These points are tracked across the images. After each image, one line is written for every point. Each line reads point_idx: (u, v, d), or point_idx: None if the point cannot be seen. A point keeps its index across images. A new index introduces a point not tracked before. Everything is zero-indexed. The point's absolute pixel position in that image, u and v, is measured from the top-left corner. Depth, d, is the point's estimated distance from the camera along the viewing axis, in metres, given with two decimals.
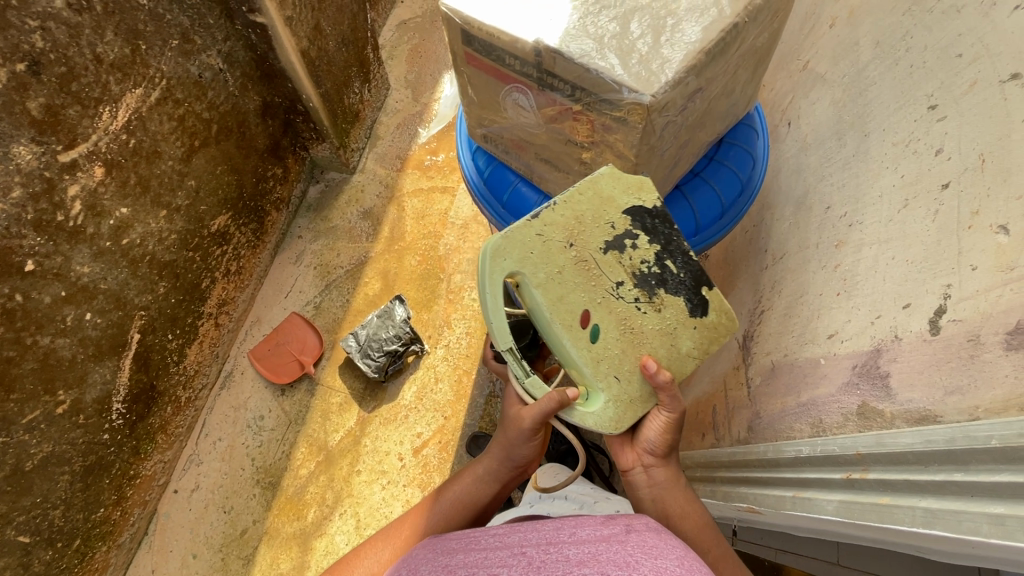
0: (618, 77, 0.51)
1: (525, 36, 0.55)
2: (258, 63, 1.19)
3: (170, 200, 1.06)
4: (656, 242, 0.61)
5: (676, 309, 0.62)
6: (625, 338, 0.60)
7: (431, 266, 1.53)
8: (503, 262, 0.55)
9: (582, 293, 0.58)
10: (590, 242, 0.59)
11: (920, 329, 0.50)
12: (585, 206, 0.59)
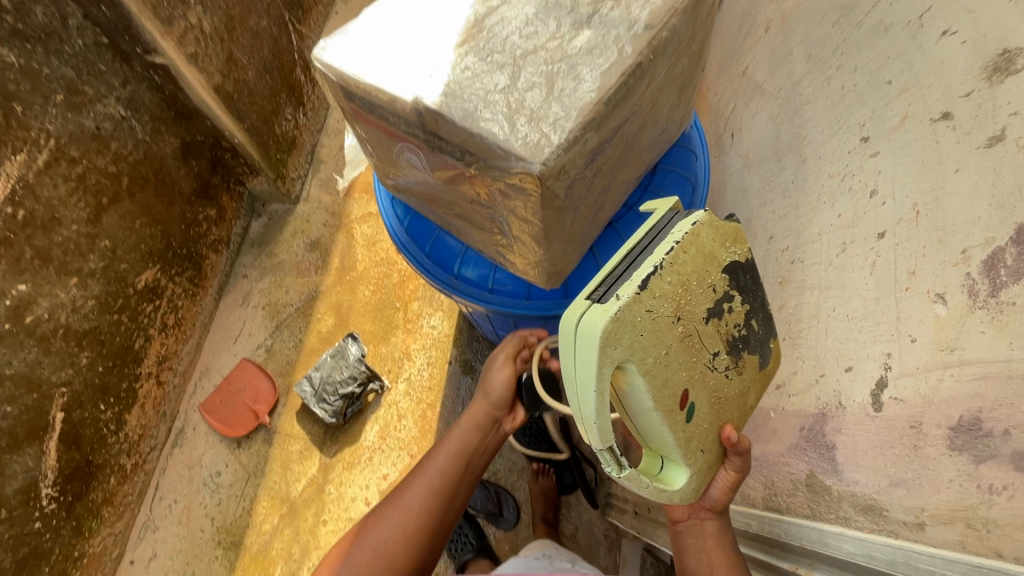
0: (504, 143, 0.45)
1: (402, 94, 0.48)
2: (170, 103, 1.10)
3: (81, 267, 0.99)
4: (747, 298, 0.50)
5: (753, 368, 0.53)
6: (713, 411, 0.51)
7: (387, 295, 1.43)
8: (614, 351, 0.41)
9: (682, 371, 0.47)
10: (696, 311, 0.47)
11: (862, 400, 0.44)
12: (689, 266, 0.45)
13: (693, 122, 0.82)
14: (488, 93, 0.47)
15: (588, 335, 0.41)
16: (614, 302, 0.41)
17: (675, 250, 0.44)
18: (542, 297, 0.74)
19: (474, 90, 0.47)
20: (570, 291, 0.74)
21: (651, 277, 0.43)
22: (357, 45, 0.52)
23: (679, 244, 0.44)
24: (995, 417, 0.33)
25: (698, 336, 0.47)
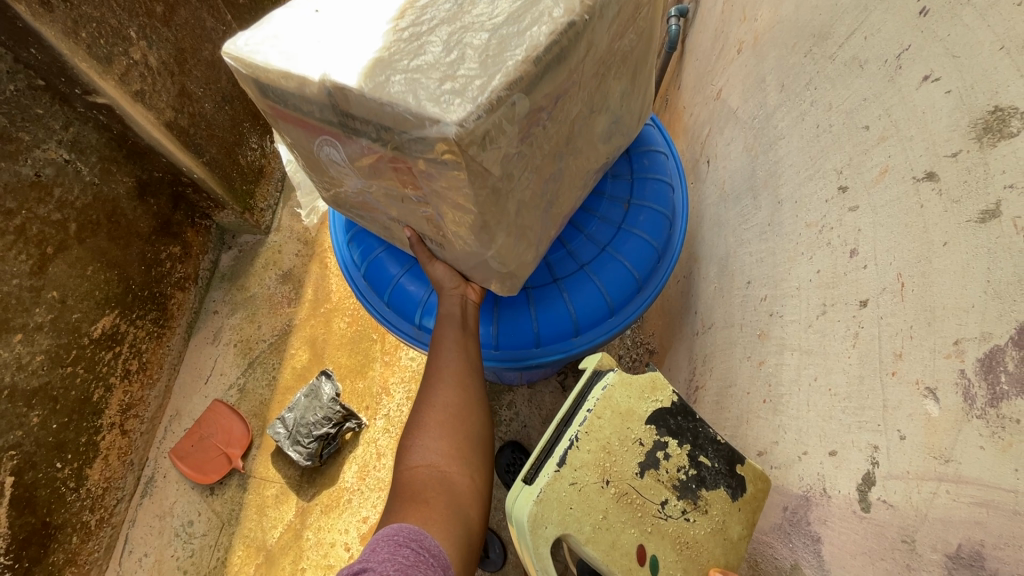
0: (416, 110, 0.36)
1: (308, 74, 0.39)
2: (120, 142, 1.05)
3: (25, 322, 0.94)
4: (683, 437, 0.49)
5: (723, 501, 0.48)
6: (686, 561, 0.46)
7: (364, 326, 1.38)
8: (546, 530, 0.42)
9: (630, 529, 0.45)
10: (624, 469, 0.46)
11: (849, 493, 0.39)
12: (607, 430, 0.47)
13: (669, 152, 0.77)
14: (409, 61, 0.38)
15: (519, 522, 0.43)
16: (535, 483, 0.44)
17: (589, 417, 0.47)
18: (511, 347, 0.69)
19: (390, 62, 0.38)
20: (541, 338, 0.68)
21: (569, 451, 0.45)
22: (268, 30, 0.43)
23: (593, 411, 0.47)
24: (999, 556, 0.28)
25: (637, 491, 0.46)
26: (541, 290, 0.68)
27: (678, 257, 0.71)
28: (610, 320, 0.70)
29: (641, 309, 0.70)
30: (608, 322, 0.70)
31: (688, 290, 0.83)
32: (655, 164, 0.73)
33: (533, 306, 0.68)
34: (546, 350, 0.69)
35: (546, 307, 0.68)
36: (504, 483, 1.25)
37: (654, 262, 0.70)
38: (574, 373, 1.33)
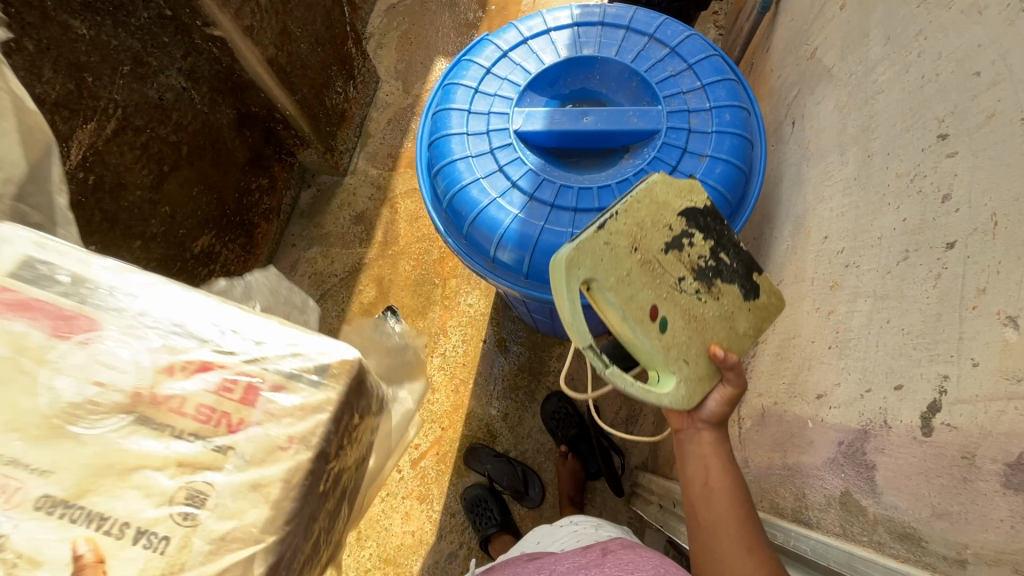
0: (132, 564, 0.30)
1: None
2: (226, 76, 1.14)
3: (144, 231, 1.05)
4: (708, 238, 0.57)
5: (732, 295, 0.58)
6: (691, 329, 0.55)
7: (427, 270, 1.47)
8: (578, 271, 0.48)
9: (649, 288, 0.53)
10: (652, 242, 0.53)
11: (910, 422, 0.42)
12: (643, 212, 0.53)
13: (751, 110, 0.77)
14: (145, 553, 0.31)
15: (557, 262, 0.49)
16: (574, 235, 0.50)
17: (630, 201, 0.53)
18: None
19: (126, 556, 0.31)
20: None
21: (607, 218, 0.51)
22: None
23: (632, 196, 0.53)
24: None
25: (660, 262, 0.54)
26: None
27: (750, 213, 0.73)
28: None
29: None
30: None
31: (757, 249, 0.84)
32: (737, 119, 0.74)
33: None
34: None
35: None
36: (548, 428, 1.31)
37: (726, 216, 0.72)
38: None
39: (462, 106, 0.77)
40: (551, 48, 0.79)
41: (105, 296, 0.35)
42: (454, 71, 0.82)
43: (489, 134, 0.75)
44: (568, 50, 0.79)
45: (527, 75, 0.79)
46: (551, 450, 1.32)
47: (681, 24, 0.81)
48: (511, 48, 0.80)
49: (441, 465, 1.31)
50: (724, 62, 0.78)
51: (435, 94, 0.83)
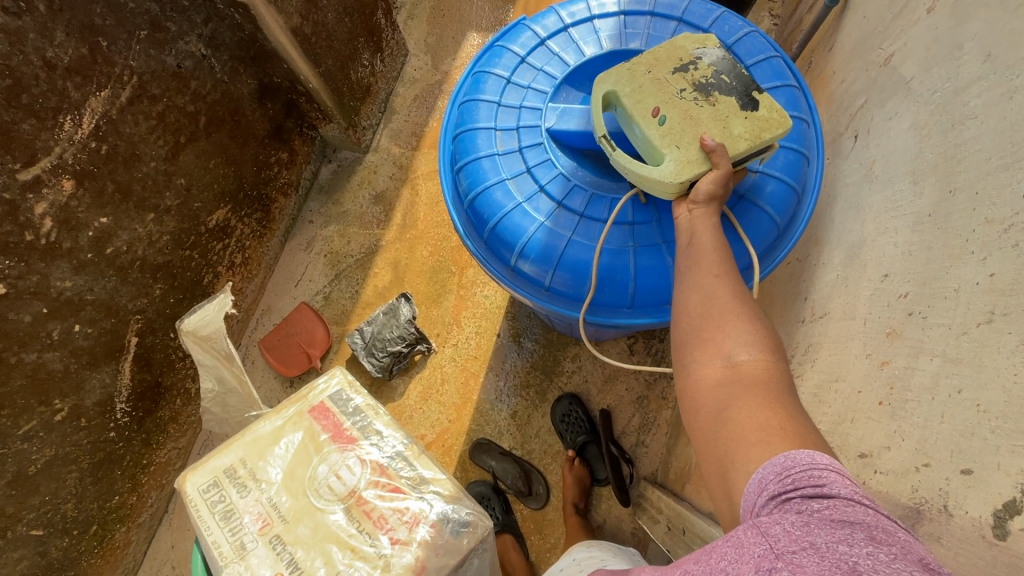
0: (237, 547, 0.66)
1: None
2: (248, 44, 1.08)
3: (157, 203, 1.02)
4: (716, 64, 0.62)
5: (729, 105, 0.59)
6: (688, 124, 0.58)
7: (445, 257, 1.43)
8: (600, 84, 0.65)
9: (655, 90, 0.61)
10: (663, 63, 0.63)
11: (979, 516, 0.36)
12: (663, 46, 0.64)
13: (811, 121, 0.70)
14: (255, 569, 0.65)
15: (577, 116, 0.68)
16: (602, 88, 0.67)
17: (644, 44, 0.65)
18: (602, 305, 0.67)
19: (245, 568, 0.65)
20: (636, 300, 0.66)
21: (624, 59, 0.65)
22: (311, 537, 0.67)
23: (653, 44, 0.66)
24: None
25: (667, 77, 0.62)
26: (645, 250, 0.64)
27: (799, 238, 0.67)
28: None
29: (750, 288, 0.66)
30: None
31: (800, 273, 0.77)
32: (796, 131, 0.67)
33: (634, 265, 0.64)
34: (638, 312, 0.67)
35: (649, 270, 0.64)
36: (557, 430, 1.28)
37: (773, 238, 0.66)
38: (644, 339, 1.31)
39: (492, 97, 0.72)
40: (593, 37, 0.72)
41: (345, 520, 0.67)
42: (486, 57, 0.76)
43: (519, 130, 0.70)
44: (613, 41, 0.72)
45: (566, 66, 0.72)
46: (558, 453, 1.29)
47: (740, 19, 0.73)
48: (549, 35, 0.73)
49: (445, 457, 1.30)
50: (786, 65, 0.71)
51: (463, 81, 0.77)
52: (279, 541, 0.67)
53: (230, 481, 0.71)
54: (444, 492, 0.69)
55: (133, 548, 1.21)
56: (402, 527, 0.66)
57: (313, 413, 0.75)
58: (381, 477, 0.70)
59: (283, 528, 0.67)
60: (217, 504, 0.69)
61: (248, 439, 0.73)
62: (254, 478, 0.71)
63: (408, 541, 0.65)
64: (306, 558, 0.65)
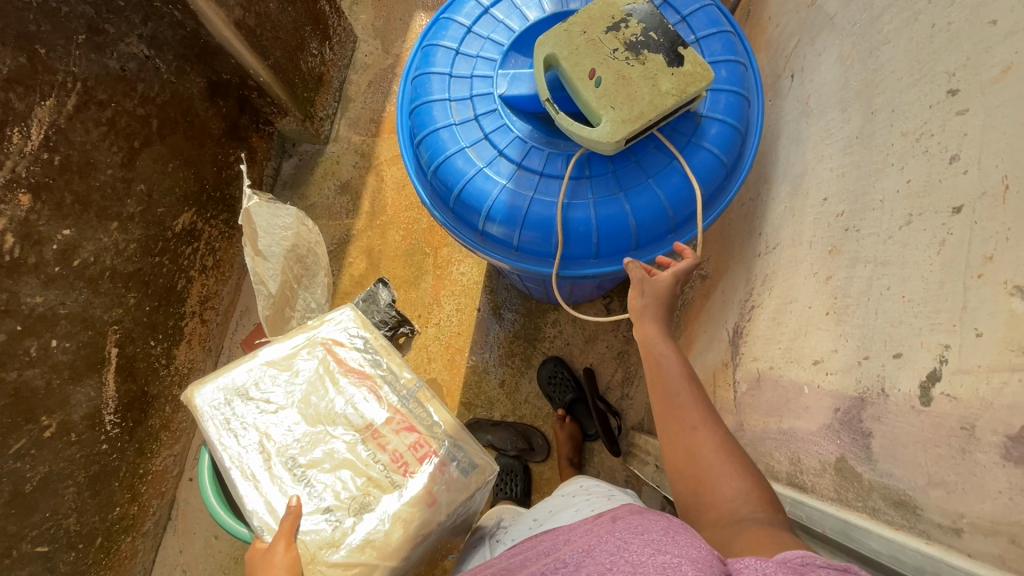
0: (249, 462, 0.71)
1: (255, 496, 0.69)
2: (191, 41, 1.07)
3: (120, 211, 1.01)
4: (645, 19, 0.64)
5: (657, 62, 0.62)
6: (621, 84, 0.62)
7: (417, 239, 1.45)
8: (539, 49, 0.67)
9: (590, 53, 0.64)
10: (595, 23, 0.65)
11: (908, 391, 0.41)
12: (594, 6, 0.66)
13: (748, 64, 0.73)
14: (269, 486, 0.70)
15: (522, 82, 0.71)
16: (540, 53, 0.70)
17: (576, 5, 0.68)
18: (571, 258, 0.70)
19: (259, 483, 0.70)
20: (601, 250, 0.70)
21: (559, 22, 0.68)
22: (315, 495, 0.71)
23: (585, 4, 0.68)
24: None
25: (600, 38, 0.65)
26: (605, 200, 0.67)
27: (747, 174, 0.70)
28: (671, 235, 0.70)
29: (706, 227, 0.69)
30: (668, 238, 0.70)
31: (754, 211, 0.82)
32: (734, 75, 0.70)
33: (597, 216, 0.67)
34: (605, 261, 0.71)
35: (611, 219, 0.67)
36: (545, 393, 1.33)
37: (722, 178, 0.69)
38: (620, 298, 1.36)
39: (443, 69, 0.73)
40: (535, 2, 0.74)
41: (356, 450, 0.73)
42: (433, 31, 0.77)
43: (473, 99, 0.72)
44: (554, 3, 0.74)
45: (511, 33, 0.74)
46: (549, 415, 1.34)
47: None
48: (493, 3, 0.75)
49: None
50: (720, 12, 0.74)
51: (413, 56, 0.78)
52: (294, 462, 0.72)
53: (241, 399, 0.75)
54: (457, 433, 0.75)
55: (141, 557, 1.23)
56: (417, 462, 0.72)
57: (326, 346, 0.79)
58: (396, 413, 0.75)
59: (296, 448, 0.73)
60: (229, 419, 0.74)
61: (260, 361, 0.77)
62: (266, 400, 0.75)
63: (423, 476, 0.71)
64: (319, 479, 0.71)
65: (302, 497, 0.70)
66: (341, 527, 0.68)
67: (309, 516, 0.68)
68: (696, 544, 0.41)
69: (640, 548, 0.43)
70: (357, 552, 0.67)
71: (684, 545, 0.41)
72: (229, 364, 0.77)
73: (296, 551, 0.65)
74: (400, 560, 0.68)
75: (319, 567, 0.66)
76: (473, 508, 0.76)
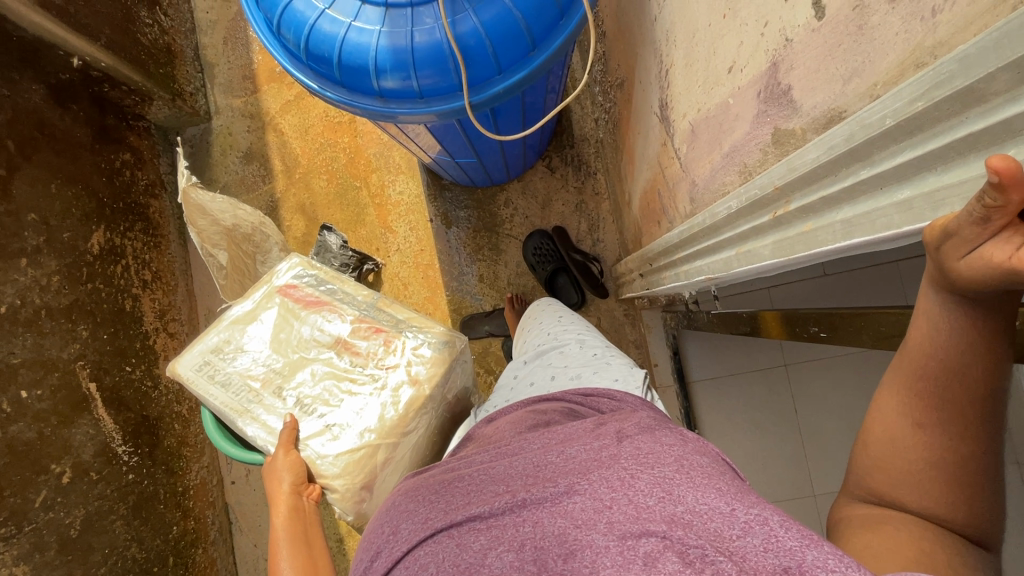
0: (236, 402, 0.79)
1: (250, 425, 0.78)
2: (5, 43, 0.98)
3: (23, 246, 0.95)
4: None
5: None
6: None
7: (342, 178, 1.40)
8: None
9: None
10: None
11: (807, 19, 0.41)
12: None
13: None
14: (263, 413, 0.78)
15: None
16: None
17: None
18: (475, 83, 0.69)
19: (253, 413, 0.78)
20: (502, 63, 0.68)
21: None
22: (338, 447, 0.75)
23: None
24: None
25: None
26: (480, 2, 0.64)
27: None
28: (562, 24, 0.68)
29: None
30: (562, 25, 0.69)
31: None
32: None
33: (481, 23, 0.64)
34: (509, 74, 0.69)
35: (496, 21, 0.64)
36: (529, 264, 1.34)
37: None
38: (558, 154, 1.35)
39: None
40: None
41: (334, 361, 0.80)
42: None
43: None
44: None
45: None
46: (535, 288, 1.36)
47: None
48: None
49: None
50: None
51: None
52: (281, 389, 0.79)
53: (219, 356, 0.81)
54: (419, 323, 0.82)
55: (220, 562, 1.26)
56: (391, 353, 0.79)
57: (281, 290, 0.84)
58: (361, 323, 0.82)
59: (282, 377, 0.80)
60: (213, 376, 0.80)
61: (226, 321, 0.83)
62: (242, 349, 0.81)
63: (399, 363, 0.78)
64: (309, 395, 0.78)
65: (295, 413, 0.78)
66: (335, 425, 0.76)
67: (306, 423, 0.77)
68: (713, 485, 0.35)
69: (648, 486, 0.35)
70: (358, 437, 0.75)
71: (699, 491, 0.34)
72: (203, 333, 0.83)
73: (296, 454, 0.74)
74: (401, 432, 0.75)
75: (326, 456, 0.74)
76: (457, 383, 0.81)
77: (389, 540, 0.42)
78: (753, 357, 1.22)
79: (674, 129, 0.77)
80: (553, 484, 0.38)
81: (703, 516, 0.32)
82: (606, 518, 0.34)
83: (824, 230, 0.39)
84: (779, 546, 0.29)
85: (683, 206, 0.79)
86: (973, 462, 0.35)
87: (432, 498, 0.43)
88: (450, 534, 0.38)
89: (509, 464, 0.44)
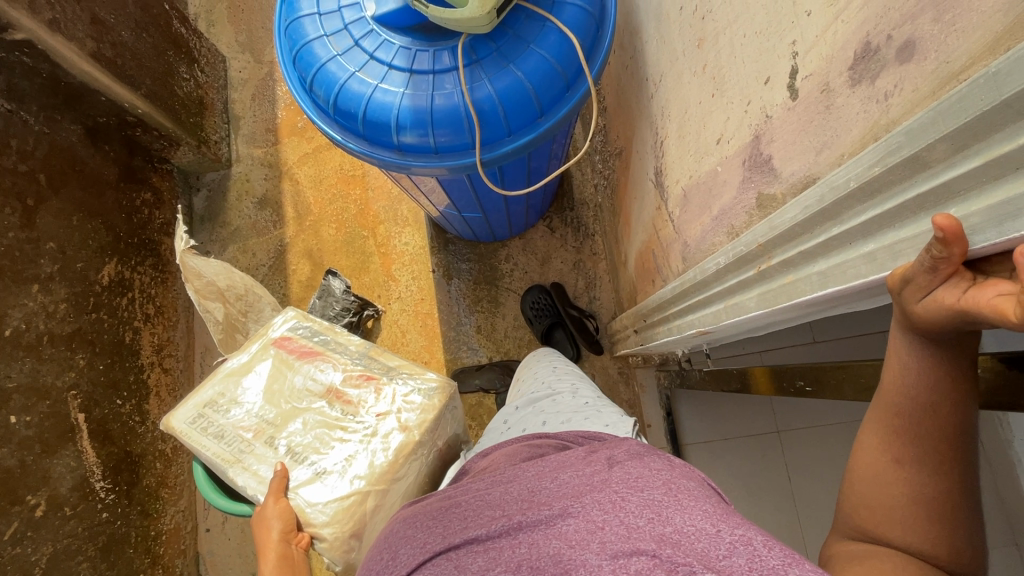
0: (228, 454, 0.79)
1: (240, 477, 0.77)
2: (53, 87, 1.06)
3: (37, 273, 0.98)
4: None
5: None
6: None
7: (351, 227, 1.46)
8: None
9: None
10: None
11: (784, 99, 0.46)
12: None
13: None
14: (254, 463, 0.78)
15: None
16: None
17: None
18: (487, 144, 0.75)
19: (243, 464, 0.78)
20: (512, 127, 0.75)
21: None
22: (329, 493, 0.74)
23: None
24: (878, 32, 0.34)
25: None
26: (494, 73, 0.71)
27: (615, 23, 0.76)
28: (568, 96, 0.76)
29: (595, 77, 0.75)
30: (567, 97, 0.76)
31: (640, 63, 0.89)
32: None
33: (495, 92, 0.71)
34: (518, 137, 0.76)
35: (508, 90, 0.71)
36: (526, 318, 1.36)
37: (593, 27, 0.75)
38: (558, 215, 1.42)
39: (310, 11, 0.76)
40: None
41: (326, 410, 0.80)
42: None
43: (348, 29, 0.74)
44: None
45: None
46: (531, 341, 1.38)
47: None
48: None
49: None
50: None
51: (278, 7, 0.79)
52: (273, 438, 0.79)
53: (212, 408, 0.82)
54: (410, 370, 0.83)
55: None
56: (382, 400, 0.80)
57: (276, 342, 0.86)
58: (353, 372, 0.83)
59: (274, 427, 0.80)
60: (206, 428, 0.81)
61: (221, 374, 0.84)
62: (235, 400, 0.82)
63: (389, 410, 0.78)
64: (300, 442, 0.78)
65: (286, 461, 0.77)
66: (326, 471, 0.76)
67: (296, 471, 0.76)
68: (699, 507, 0.36)
69: (638, 508, 0.37)
70: (348, 483, 0.74)
71: (686, 513, 0.35)
72: (197, 388, 0.85)
73: (286, 501, 0.73)
74: (392, 478, 0.75)
75: (316, 504, 0.73)
76: (446, 428, 0.82)
77: (388, 564, 0.42)
78: (746, 421, 1.22)
79: (668, 193, 0.83)
80: (547, 507, 0.40)
81: (691, 536, 0.33)
82: (598, 538, 0.35)
83: (803, 281, 0.43)
84: (764, 564, 0.31)
85: (676, 265, 0.84)
86: (950, 504, 0.37)
87: (430, 523, 0.44)
88: (448, 557, 0.39)
89: (504, 490, 0.45)
